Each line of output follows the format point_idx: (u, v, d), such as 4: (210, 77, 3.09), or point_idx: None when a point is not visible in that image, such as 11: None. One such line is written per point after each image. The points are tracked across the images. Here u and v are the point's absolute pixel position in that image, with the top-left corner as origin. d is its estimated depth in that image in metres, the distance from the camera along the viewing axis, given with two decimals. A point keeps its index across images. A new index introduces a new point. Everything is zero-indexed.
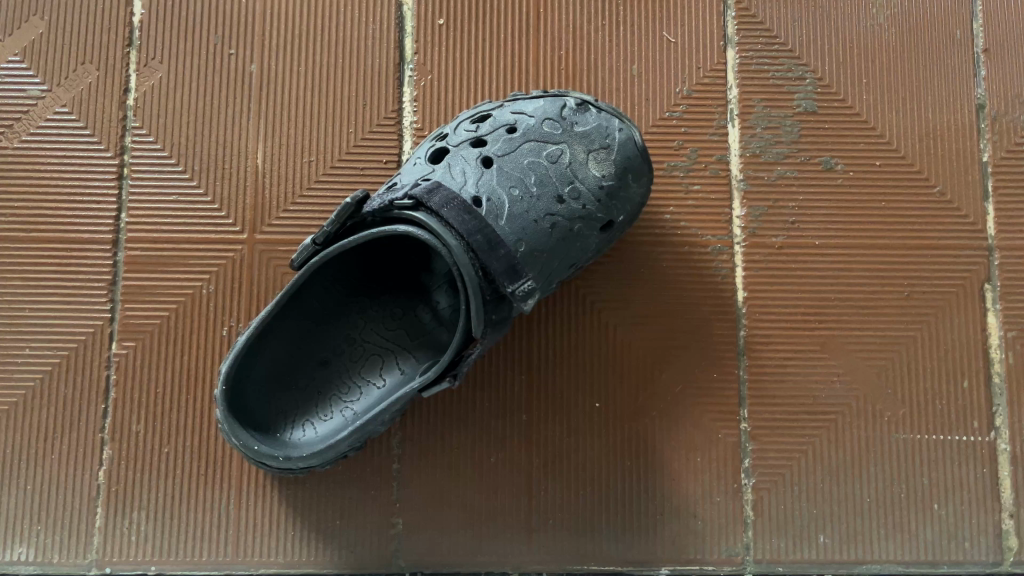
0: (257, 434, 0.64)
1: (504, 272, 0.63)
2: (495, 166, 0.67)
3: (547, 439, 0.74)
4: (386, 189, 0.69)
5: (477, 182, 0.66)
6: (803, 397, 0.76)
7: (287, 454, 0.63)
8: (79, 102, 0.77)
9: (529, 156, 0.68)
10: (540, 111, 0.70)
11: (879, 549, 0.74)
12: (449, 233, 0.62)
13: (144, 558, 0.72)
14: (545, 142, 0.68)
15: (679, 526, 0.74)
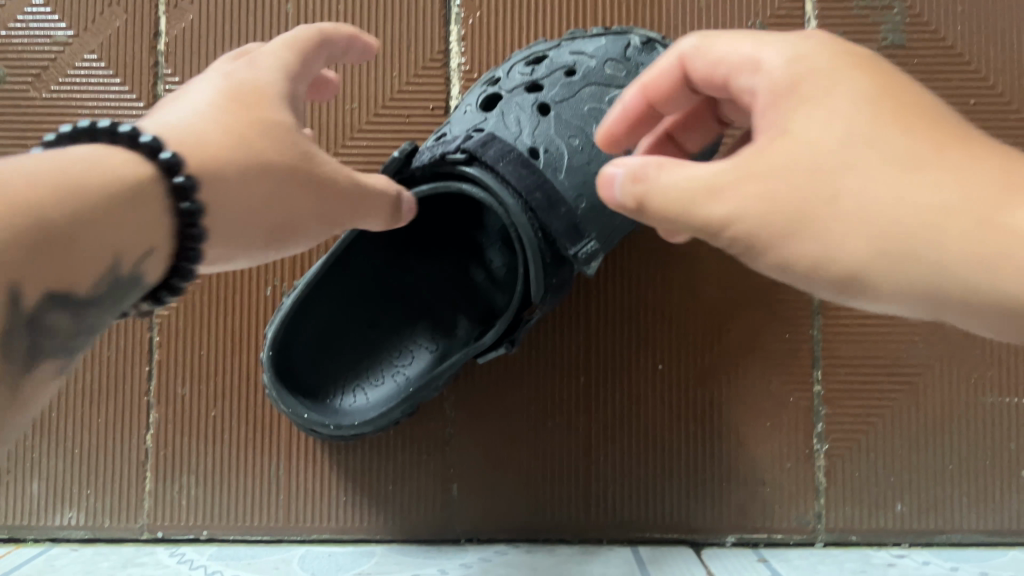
0: (311, 400, 0.61)
1: (566, 232, 0.58)
2: (554, 115, 0.62)
3: (607, 403, 0.71)
4: (442, 137, 0.64)
5: (534, 132, 0.61)
6: (883, 357, 0.71)
7: (338, 423, 0.60)
8: (109, 48, 0.73)
9: (590, 101, 0.62)
10: (602, 52, 0.64)
11: (961, 518, 0.70)
12: (508, 192, 0.57)
13: (194, 523, 0.70)
14: (607, 86, 0.63)
15: (746, 493, 0.70)
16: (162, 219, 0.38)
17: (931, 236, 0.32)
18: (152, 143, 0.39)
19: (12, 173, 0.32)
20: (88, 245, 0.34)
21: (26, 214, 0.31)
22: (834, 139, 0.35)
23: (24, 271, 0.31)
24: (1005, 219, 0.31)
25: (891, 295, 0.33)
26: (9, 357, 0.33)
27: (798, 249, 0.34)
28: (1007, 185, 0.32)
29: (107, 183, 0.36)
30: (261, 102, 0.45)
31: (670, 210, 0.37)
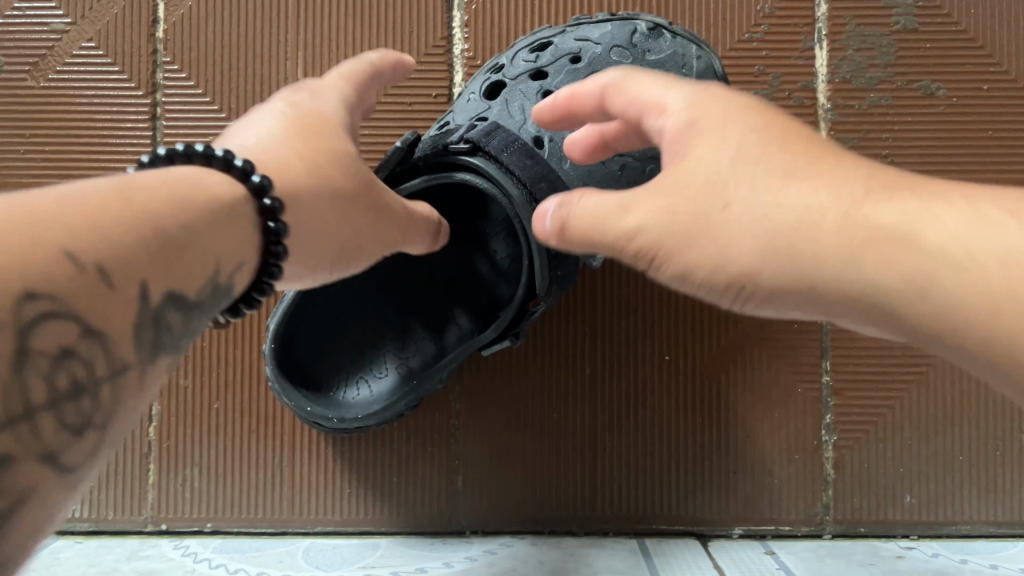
0: (314, 393, 0.61)
1: None
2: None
3: (613, 394, 0.70)
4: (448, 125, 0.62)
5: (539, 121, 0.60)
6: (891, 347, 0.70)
7: (340, 417, 0.60)
8: (107, 36, 0.72)
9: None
10: (608, 38, 0.63)
11: (971, 510, 0.69)
12: (511, 182, 0.56)
13: (198, 515, 0.70)
14: None
15: (754, 485, 0.70)
16: (253, 237, 0.38)
17: (810, 236, 0.33)
18: (244, 165, 0.39)
19: (128, 185, 0.33)
20: (200, 251, 0.35)
21: (140, 214, 0.32)
22: (722, 157, 0.36)
23: (145, 268, 0.32)
24: (877, 214, 0.33)
25: (779, 295, 0.35)
26: (137, 347, 0.32)
27: (694, 253, 0.36)
28: (877, 185, 0.34)
29: (207, 197, 0.36)
30: (328, 131, 0.45)
31: (587, 234, 0.38)
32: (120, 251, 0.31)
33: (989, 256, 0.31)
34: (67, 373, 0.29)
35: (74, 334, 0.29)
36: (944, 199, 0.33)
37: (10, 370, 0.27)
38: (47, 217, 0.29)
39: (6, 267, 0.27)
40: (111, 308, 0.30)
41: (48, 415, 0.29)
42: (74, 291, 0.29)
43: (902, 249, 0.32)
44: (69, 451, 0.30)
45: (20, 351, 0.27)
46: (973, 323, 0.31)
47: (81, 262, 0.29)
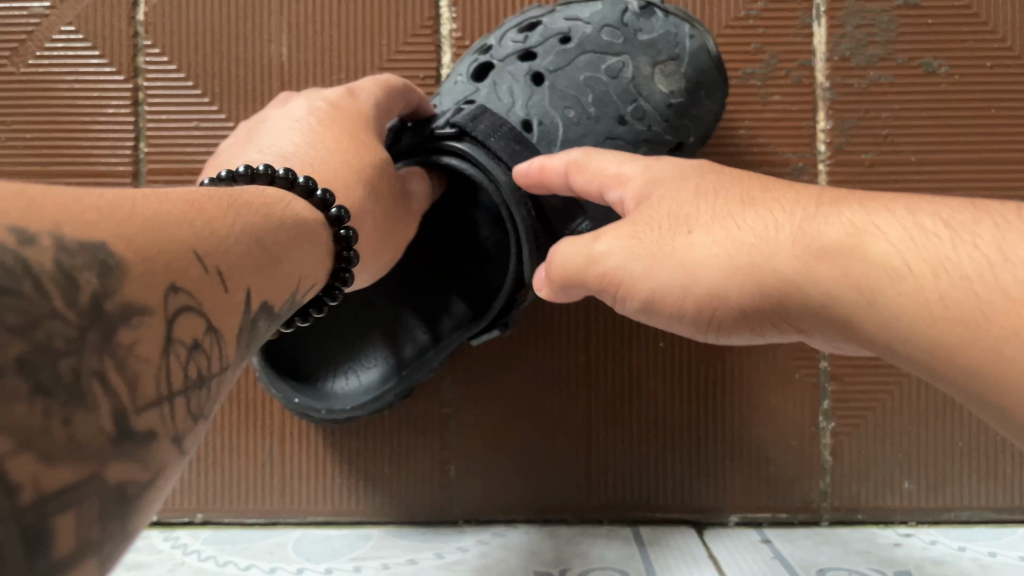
0: (306, 386, 0.59)
1: (559, 211, 0.56)
2: (549, 85, 0.59)
3: (607, 382, 0.69)
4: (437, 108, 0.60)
5: (528, 103, 0.59)
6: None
7: (329, 410, 0.60)
8: (86, 20, 0.70)
9: (586, 70, 0.59)
10: (598, 18, 0.61)
11: (971, 495, 0.68)
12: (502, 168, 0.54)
13: (189, 507, 0.69)
14: (604, 54, 0.60)
15: (750, 472, 0.69)
16: (325, 259, 0.42)
17: (763, 253, 0.36)
18: (325, 196, 0.42)
19: (233, 202, 0.35)
20: (288, 269, 0.36)
21: (235, 224, 0.33)
22: (687, 193, 0.41)
23: (249, 276, 0.32)
24: (825, 230, 0.35)
25: (742, 314, 0.37)
26: (237, 349, 0.31)
27: (663, 274, 0.39)
28: (824, 205, 0.36)
29: (294, 219, 0.39)
30: (367, 139, 0.50)
31: (568, 274, 0.44)
32: (231, 258, 0.31)
33: (924, 262, 0.31)
34: (195, 365, 0.27)
35: (201, 329, 0.28)
36: (886, 209, 0.34)
37: (161, 353, 0.25)
38: (174, 221, 0.29)
39: (156, 258, 0.26)
40: (225, 309, 0.30)
41: (181, 400, 0.26)
42: (201, 286, 0.28)
43: (846, 259, 0.33)
44: (190, 439, 0.27)
45: (165, 338, 0.26)
46: (911, 328, 0.31)
47: (204, 262, 0.29)
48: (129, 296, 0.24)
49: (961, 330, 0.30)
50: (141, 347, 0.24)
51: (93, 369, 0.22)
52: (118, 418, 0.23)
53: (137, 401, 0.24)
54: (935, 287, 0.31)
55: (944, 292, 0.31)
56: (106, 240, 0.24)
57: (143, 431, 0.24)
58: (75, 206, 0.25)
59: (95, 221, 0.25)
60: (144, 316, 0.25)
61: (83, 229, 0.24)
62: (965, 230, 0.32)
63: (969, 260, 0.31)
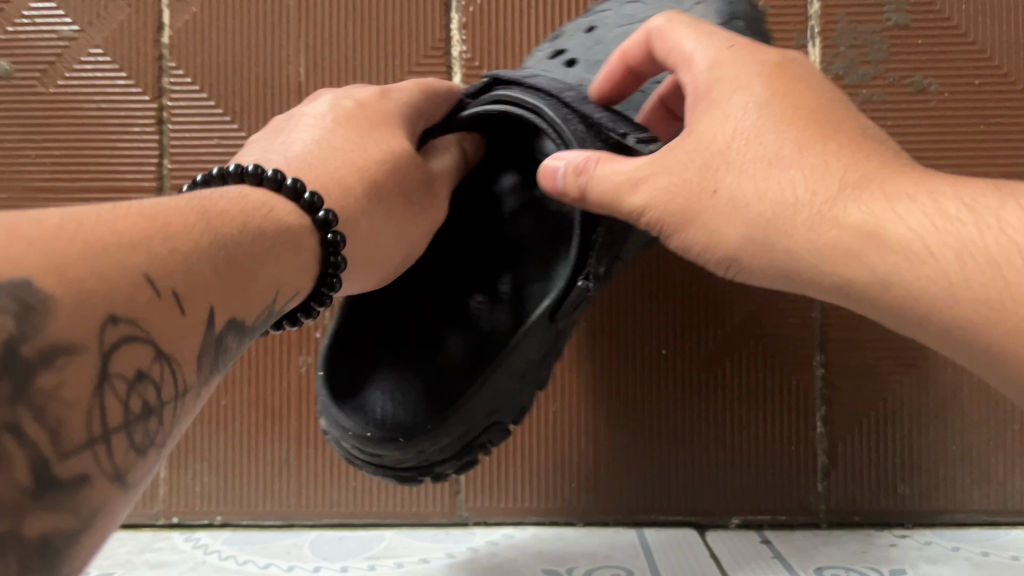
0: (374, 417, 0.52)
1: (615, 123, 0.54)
2: (584, 64, 0.62)
3: (612, 389, 0.71)
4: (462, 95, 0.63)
5: (567, 78, 0.62)
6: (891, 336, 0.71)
7: (405, 435, 0.52)
8: (114, 43, 0.74)
9: (615, 42, 0.62)
10: (618, 5, 0.65)
11: (966, 498, 0.70)
12: (549, 101, 0.54)
13: (208, 509, 0.72)
14: (629, 24, 0.63)
15: (751, 476, 0.71)
16: (313, 261, 0.45)
17: (784, 229, 0.40)
18: (311, 199, 0.45)
19: (204, 211, 0.37)
20: (262, 280, 0.39)
21: (203, 242, 0.35)
22: (720, 140, 0.43)
23: (212, 294, 0.35)
24: (847, 215, 0.38)
25: (763, 276, 0.42)
26: (198, 371, 0.34)
27: (691, 234, 0.43)
28: (851, 184, 0.39)
29: (274, 225, 0.42)
30: (381, 132, 0.53)
31: (603, 199, 0.47)
32: (191, 280, 0.33)
33: (948, 250, 0.36)
34: (139, 395, 0.30)
35: (148, 357, 0.30)
36: (908, 196, 0.38)
37: (92, 390, 0.28)
38: (128, 243, 0.31)
39: (95, 291, 0.29)
40: (181, 333, 0.32)
41: (121, 435, 0.29)
42: (150, 313, 0.31)
43: (862, 250, 0.38)
44: (134, 471, 0.30)
45: (99, 373, 0.28)
46: (928, 309, 0.36)
47: (156, 286, 0.31)
48: (55, 338, 0.27)
49: (979, 310, 0.35)
50: (68, 388, 0.27)
51: (6, 422, 0.24)
52: (38, 467, 0.25)
53: (61, 448, 0.26)
54: (958, 271, 0.35)
55: (966, 275, 0.35)
56: (33, 277, 0.26)
57: (68, 476, 0.26)
58: (4, 236, 0.27)
59: (28, 258, 0.27)
60: (74, 354, 0.27)
61: (10, 267, 0.26)
62: (989, 213, 0.36)
63: (998, 243, 0.35)
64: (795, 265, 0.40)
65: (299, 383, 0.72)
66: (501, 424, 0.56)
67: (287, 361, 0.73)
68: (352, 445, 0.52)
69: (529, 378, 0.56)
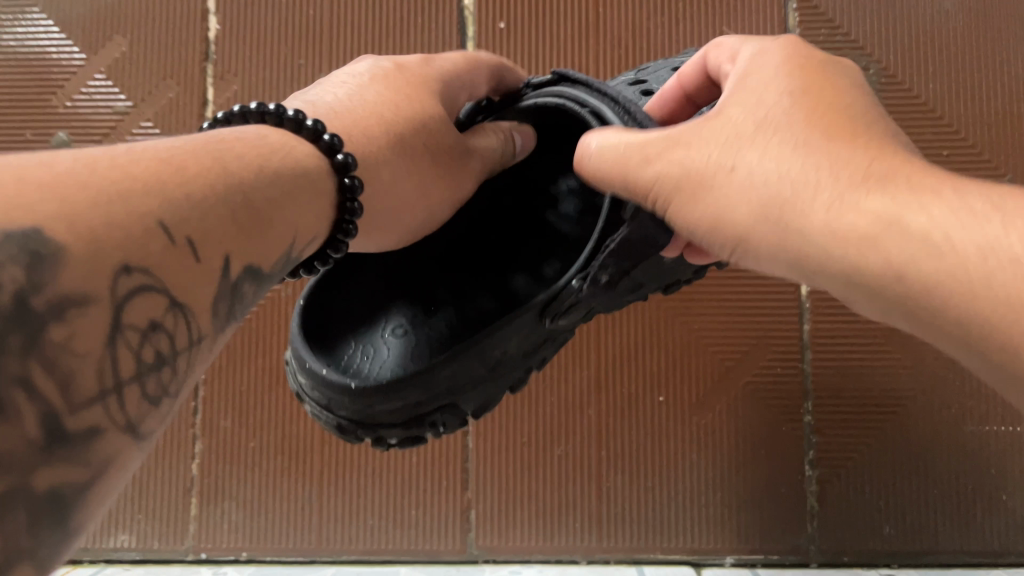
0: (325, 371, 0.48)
1: None
2: None
3: (615, 434, 0.76)
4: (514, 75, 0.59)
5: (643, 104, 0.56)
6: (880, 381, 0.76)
7: (359, 386, 0.45)
8: (164, 117, 0.82)
9: None
10: None
11: (947, 540, 0.74)
12: (613, 109, 0.47)
13: (235, 545, 0.77)
14: None
15: (744, 516, 0.76)
16: (328, 216, 0.42)
17: (797, 212, 0.36)
18: (332, 140, 0.42)
19: (222, 158, 0.35)
20: (282, 227, 0.37)
21: (219, 192, 0.33)
22: (750, 123, 0.38)
23: (228, 241, 0.32)
24: (865, 203, 0.33)
25: (765, 258, 0.38)
26: (214, 318, 0.32)
27: (699, 206, 0.39)
28: (876, 174, 0.34)
29: (294, 167, 0.39)
30: (419, 91, 0.50)
31: (606, 168, 0.43)
32: (206, 225, 0.31)
33: (970, 243, 0.31)
34: (152, 346, 0.28)
35: (161, 307, 0.29)
36: (931, 191, 0.33)
37: (104, 342, 0.26)
38: (140, 185, 0.29)
39: (107, 241, 0.27)
40: (193, 282, 0.30)
41: (133, 387, 0.27)
42: (161, 260, 0.29)
43: (880, 236, 0.33)
44: (147, 421, 0.28)
45: (112, 326, 0.26)
46: (950, 303, 0.31)
47: (172, 234, 0.29)
48: (68, 288, 0.25)
49: (990, 327, 0.30)
50: (78, 342, 0.25)
51: (17, 375, 0.23)
52: (49, 420, 0.24)
53: (72, 401, 0.24)
54: (980, 266, 0.30)
55: (990, 272, 0.30)
56: (44, 224, 0.25)
57: (81, 430, 0.25)
58: (13, 185, 0.25)
59: (38, 208, 0.25)
60: (83, 305, 0.25)
61: (15, 214, 0.24)
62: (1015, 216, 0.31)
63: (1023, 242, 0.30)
64: (804, 251, 0.36)
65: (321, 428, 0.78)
66: (460, 411, 0.50)
67: None
68: (304, 383, 0.48)
69: (501, 372, 0.50)
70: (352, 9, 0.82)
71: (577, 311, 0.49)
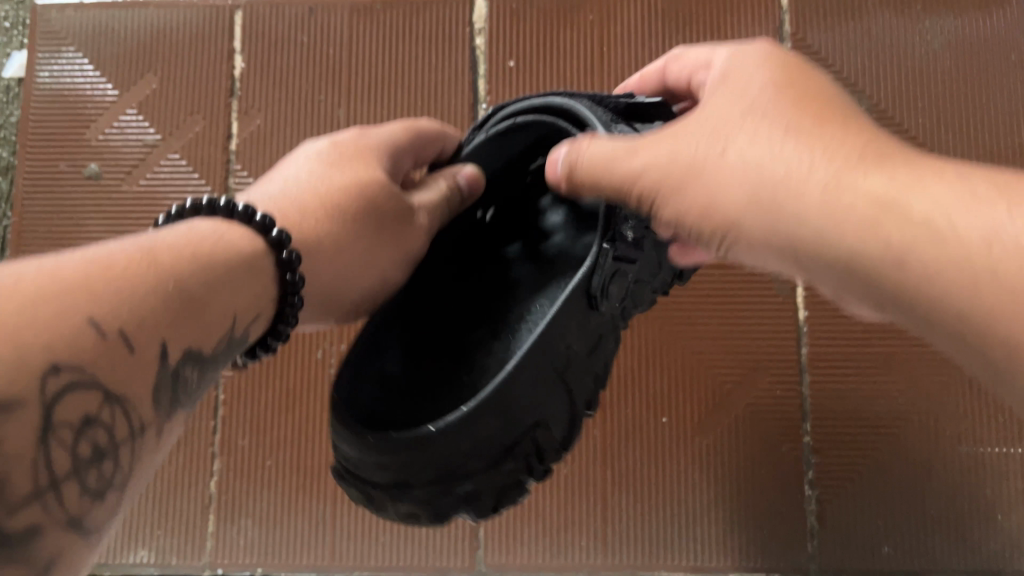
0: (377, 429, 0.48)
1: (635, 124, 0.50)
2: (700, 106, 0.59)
3: (619, 455, 0.79)
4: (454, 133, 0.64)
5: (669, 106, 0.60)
6: (877, 402, 0.79)
7: (438, 424, 0.45)
8: (190, 149, 0.86)
9: None
10: None
11: (944, 558, 0.76)
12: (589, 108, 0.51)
13: (251, 561, 0.79)
14: None
15: (746, 535, 0.77)
16: (271, 295, 0.47)
17: (791, 190, 0.39)
18: (264, 220, 0.47)
19: (153, 248, 0.40)
20: (217, 308, 0.42)
21: (155, 288, 0.38)
22: (736, 111, 0.43)
23: (164, 329, 0.38)
24: (863, 184, 0.38)
25: (757, 242, 0.42)
26: (154, 406, 0.38)
27: (686, 198, 0.43)
28: (869, 158, 0.38)
29: (229, 252, 0.44)
30: (352, 166, 0.56)
31: (596, 172, 0.46)
32: (141, 322, 0.36)
33: (974, 230, 0.34)
34: (88, 440, 0.34)
35: (95, 403, 0.34)
36: (922, 184, 0.37)
37: (37, 446, 0.31)
38: (72, 292, 0.34)
39: (40, 346, 0.32)
40: (128, 373, 0.36)
41: (69, 484, 0.33)
42: (99, 360, 0.34)
43: (879, 217, 0.37)
44: (89, 516, 0.34)
45: (43, 427, 0.31)
46: (947, 286, 0.35)
47: (103, 330, 0.34)
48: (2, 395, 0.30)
49: None
50: (8, 446, 0.30)
51: None
52: None
53: (10, 505, 0.30)
54: (984, 256, 0.34)
55: (994, 262, 0.34)
56: None
57: (19, 528, 0.30)
58: None
59: None
60: (17, 411, 0.30)
61: None
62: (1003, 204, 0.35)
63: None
64: (795, 234, 0.40)
65: None
66: (549, 446, 0.51)
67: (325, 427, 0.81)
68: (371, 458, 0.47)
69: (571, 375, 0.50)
70: (370, 49, 0.86)
71: (619, 286, 0.49)
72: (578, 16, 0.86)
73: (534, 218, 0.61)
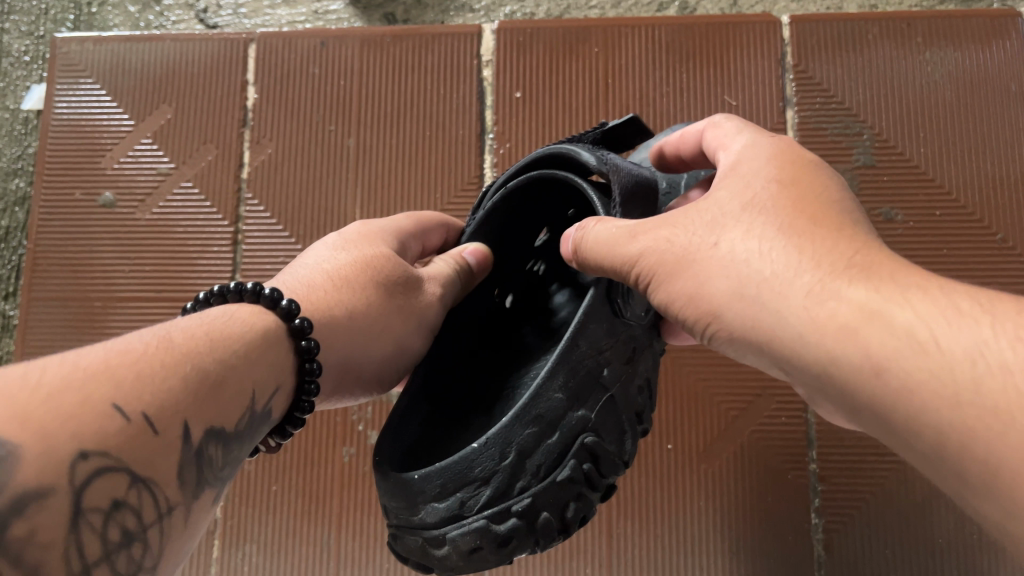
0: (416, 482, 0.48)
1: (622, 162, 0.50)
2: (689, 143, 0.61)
3: (623, 482, 0.79)
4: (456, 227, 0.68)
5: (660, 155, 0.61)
6: None
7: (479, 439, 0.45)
8: (202, 177, 0.88)
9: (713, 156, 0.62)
10: None
11: None
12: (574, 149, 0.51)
13: None
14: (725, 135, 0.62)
15: (752, 564, 0.77)
16: (289, 368, 0.48)
17: (775, 292, 0.40)
18: (272, 294, 0.48)
19: (169, 331, 0.41)
20: (236, 382, 0.42)
21: (175, 369, 0.39)
22: (734, 205, 0.44)
23: (186, 409, 0.38)
24: (847, 292, 0.38)
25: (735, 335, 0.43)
26: (181, 488, 0.37)
27: (676, 286, 0.44)
28: (859, 265, 0.39)
29: (241, 329, 0.45)
30: (361, 245, 0.59)
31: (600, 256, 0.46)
32: (164, 404, 0.37)
33: (956, 348, 0.34)
34: (118, 524, 0.33)
35: (123, 487, 0.34)
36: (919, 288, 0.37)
37: (66, 530, 0.31)
38: (93, 378, 0.35)
39: (64, 435, 0.32)
40: (154, 454, 0.36)
41: (102, 567, 0.32)
42: (123, 442, 0.34)
43: (860, 327, 0.37)
44: None
45: (72, 513, 0.31)
46: (924, 405, 0.34)
47: (126, 413, 0.35)
48: (29, 483, 0.30)
49: (947, 356, 0.34)
50: (40, 536, 0.30)
51: None
52: None
53: None
54: None
55: None
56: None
57: None
58: None
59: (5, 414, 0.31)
60: (46, 496, 0.30)
61: None
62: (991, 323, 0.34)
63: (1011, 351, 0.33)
64: (777, 330, 0.40)
65: (340, 473, 0.81)
66: (604, 456, 0.48)
67: (331, 453, 0.81)
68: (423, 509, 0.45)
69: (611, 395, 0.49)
70: (379, 81, 0.88)
71: (637, 297, 0.50)
72: (583, 48, 0.87)
73: (541, 301, 0.63)
